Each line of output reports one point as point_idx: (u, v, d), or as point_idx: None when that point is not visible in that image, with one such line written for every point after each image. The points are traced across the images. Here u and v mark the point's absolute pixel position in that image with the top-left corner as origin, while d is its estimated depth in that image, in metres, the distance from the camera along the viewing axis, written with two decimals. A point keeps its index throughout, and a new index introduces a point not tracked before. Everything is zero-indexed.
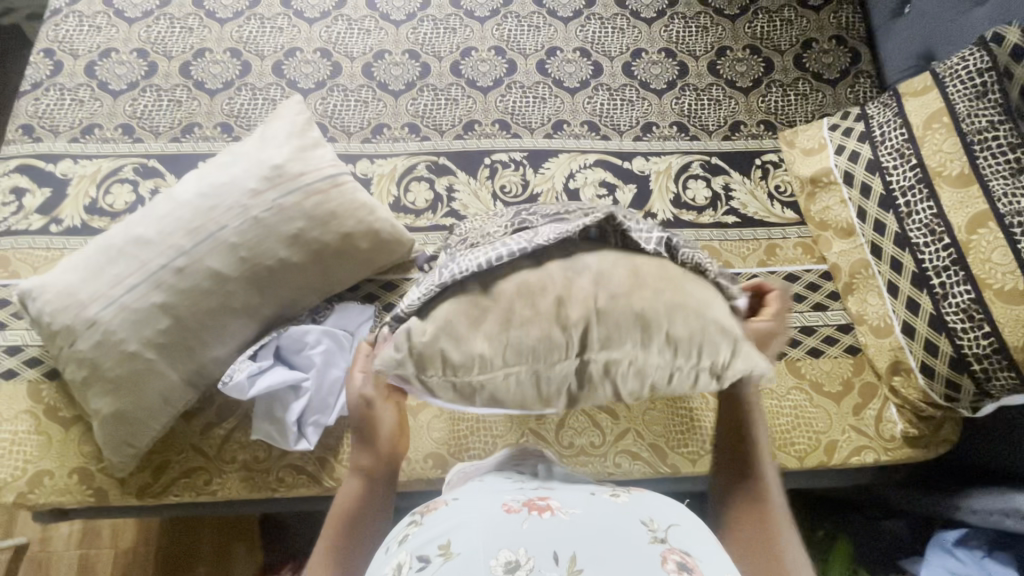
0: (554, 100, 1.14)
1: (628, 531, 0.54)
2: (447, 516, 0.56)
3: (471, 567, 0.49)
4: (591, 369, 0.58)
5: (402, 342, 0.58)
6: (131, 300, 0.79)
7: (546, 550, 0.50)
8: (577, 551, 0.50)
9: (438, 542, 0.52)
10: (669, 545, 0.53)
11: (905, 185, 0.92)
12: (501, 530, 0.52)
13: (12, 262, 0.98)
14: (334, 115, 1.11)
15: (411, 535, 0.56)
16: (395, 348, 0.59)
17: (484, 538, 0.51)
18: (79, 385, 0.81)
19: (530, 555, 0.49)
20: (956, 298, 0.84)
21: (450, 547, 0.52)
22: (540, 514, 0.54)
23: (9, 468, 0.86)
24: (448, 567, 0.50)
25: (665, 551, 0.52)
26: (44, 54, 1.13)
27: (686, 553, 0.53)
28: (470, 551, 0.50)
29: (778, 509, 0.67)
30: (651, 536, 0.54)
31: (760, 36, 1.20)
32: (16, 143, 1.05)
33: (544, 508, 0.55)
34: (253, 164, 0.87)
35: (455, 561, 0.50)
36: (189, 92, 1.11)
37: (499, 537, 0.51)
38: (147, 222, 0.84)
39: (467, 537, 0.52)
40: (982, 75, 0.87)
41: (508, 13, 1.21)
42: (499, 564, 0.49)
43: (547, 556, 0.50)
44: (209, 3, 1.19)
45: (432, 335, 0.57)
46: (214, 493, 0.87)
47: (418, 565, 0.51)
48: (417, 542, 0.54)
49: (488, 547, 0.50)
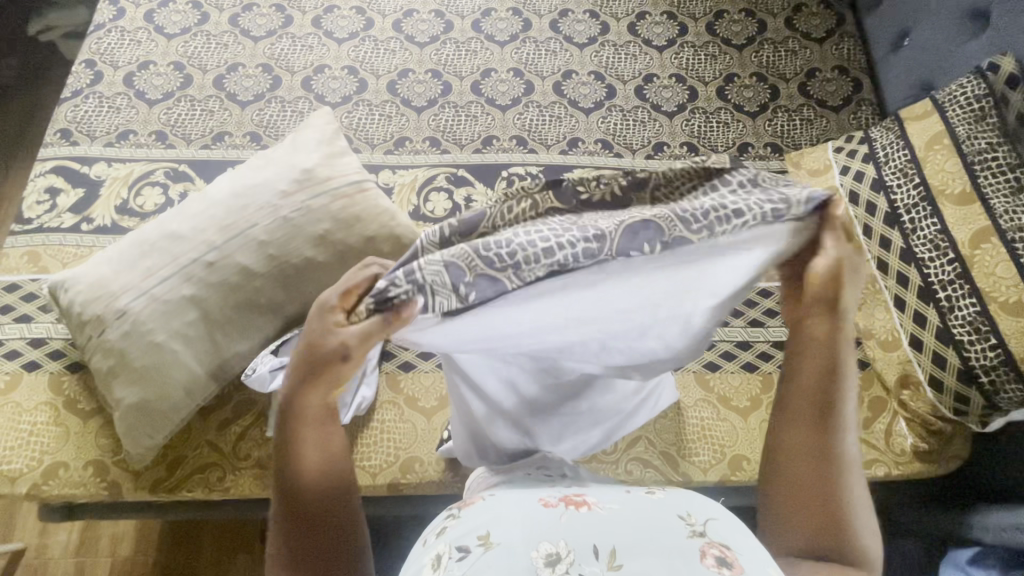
0: (569, 119, 1.19)
1: (665, 526, 0.54)
2: (487, 509, 0.56)
3: (513, 557, 0.50)
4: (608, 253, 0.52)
5: (434, 266, 0.52)
6: (162, 292, 0.82)
7: (587, 543, 0.51)
8: (618, 546, 0.51)
9: (478, 533, 0.53)
10: (708, 539, 0.53)
11: (909, 203, 0.96)
12: (542, 522, 0.53)
13: (43, 258, 1.01)
14: (359, 128, 1.16)
15: (449, 527, 0.55)
16: (426, 271, 0.53)
17: (526, 529, 0.53)
18: (104, 375, 0.83)
19: (570, 547, 0.51)
20: (962, 311, 0.87)
21: (490, 537, 0.52)
22: (576, 509, 0.55)
23: (27, 458, 0.86)
24: (490, 557, 0.50)
25: (703, 547, 0.52)
26: (85, 65, 1.19)
27: (725, 547, 0.52)
28: (511, 539, 0.52)
29: (854, 482, 0.61)
30: (689, 531, 0.53)
31: (767, 64, 1.26)
32: (54, 146, 1.10)
33: (581, 503, 0.56)
34: (286, 167, 0.91)
35: (494, 551, 0.51)
36: (222, 102, 1.16)
37: (539, 530, 0.52)
38: (180, 219, 0.88)
39: (508, 529, 0.53)
40: (980, 100, 0.93)
41: (527, 38, 1.27)
42: (540, 556, 0.50)
43: (587, 550, 0.51)
44: (244, 23, 1.26)
45: (461, 260, 0.52)
46: (227, 490, 0.87)
47: (459, 555, 0.51)
48: (456, 533, 0.54)
49: (530, 539, 0.51)
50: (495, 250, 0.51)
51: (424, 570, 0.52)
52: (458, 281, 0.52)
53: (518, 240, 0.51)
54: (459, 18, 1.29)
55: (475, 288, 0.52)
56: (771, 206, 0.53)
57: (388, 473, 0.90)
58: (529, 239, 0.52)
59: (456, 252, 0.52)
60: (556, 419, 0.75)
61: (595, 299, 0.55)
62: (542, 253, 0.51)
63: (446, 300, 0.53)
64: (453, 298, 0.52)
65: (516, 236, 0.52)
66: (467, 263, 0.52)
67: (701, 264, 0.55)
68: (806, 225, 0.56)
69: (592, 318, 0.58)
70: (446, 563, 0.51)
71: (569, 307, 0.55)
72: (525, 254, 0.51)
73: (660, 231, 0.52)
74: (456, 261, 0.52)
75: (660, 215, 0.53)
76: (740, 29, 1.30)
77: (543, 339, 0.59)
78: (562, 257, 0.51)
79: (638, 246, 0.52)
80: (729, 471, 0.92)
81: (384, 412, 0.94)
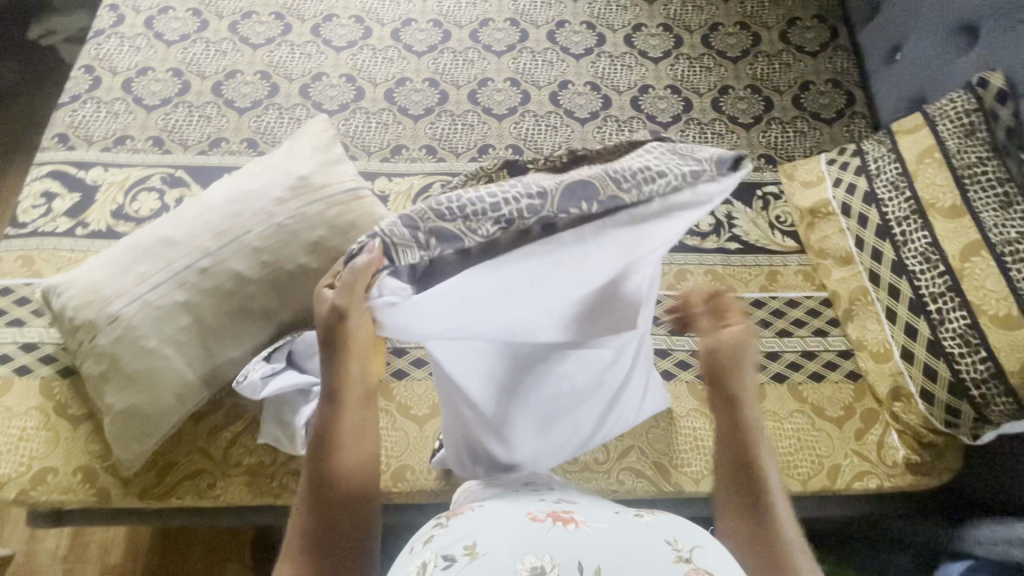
0: (565, 129, 1.20)
1: (651, 549, 0.53)
2: (475, 520, 0.57)
3: (497, 567, 0.50)
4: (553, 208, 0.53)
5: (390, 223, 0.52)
6: (155, 297, 0.82)
7: (571, 559, 0.51)
8: (602, 564, 0.50)
9: (464, 543, 0.53)
10: (694, 565, 0.52)
11: (901, 216, 0.97)
12: (529, 536, 0.53)
13: (37, 262, 1.01)
14: (356, 135, 1.17)
15: (437, 536, 0.56)
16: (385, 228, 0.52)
17: (512, 540, 0.53)
18: (95, 380, 0.83)
19: (555, 562, 0.50)
20: (952, 323, 0.88)
21: (476, 548, 0.52)
22: (564, 525, 0.55)
23: (15, 464, 0.86)
24: (474, 567, 0.50)
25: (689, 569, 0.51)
26: (84, 70, 1.20)
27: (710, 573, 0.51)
28: (496, 550, 0.52)
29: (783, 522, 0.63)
30: (676, 556, 0.53)
31: (761, 76, 1.27)
32: (51, 150, 1.11)
33: (569, 520, 0.56)
34: (281, 174, 0.91)
35: (479, 561, 0.51)
36: (219, 109, 1.17)
37: (526, 543, 0.52)
38: (175, 225, 0.88)
39: (495, 540, 0.53)
40: (970, 115, 0.94)
41: (524, 48, 1.28)
42: (525, 569, 0.50)
43: (571, 566, 0.50)
44: (243, 30, 1.27)
45: (417, 216, 0.52)
46: (216, 498, 0.87)
47: (445, 564, 0.51)
48: (443, 542, 0.54)
49: (515, 551, 0.51)
50: (447, 204, 0.52)
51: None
52: (415, 230, 0.52)
53: (460, 196, 0.53)
54: (457, 28, 1.30)
55: (436, 235, 0.52)
56: (688, 168, 0.56)
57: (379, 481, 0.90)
58: (474, 194, 0.53)
59: (414, 208, 0.53)
60: (535, 421, 0.75)
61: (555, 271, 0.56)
62: (488, 208, 0.52)
63: (412, 250, 0.52)
64: (416, 247, 0.52)
65: (460, 192, 0.53)
66: (425, 217, 0.52)
67: (636, 227, 0.55)
68: (717, 184, 0.57)
69: (558, 293, 0.58)
70: (431, 570, 0.51)
71: (530, 278, 0.55)
72: (470, 201, 0.52)
73: (592, 189, 0.53)
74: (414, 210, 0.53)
75: (589, 175, 0.55)
76: (735, 42, 1.31)
77: (514, 321, 0.59)
78: (508, 211, 0.52)
79: (577, 203, 0.53)
80: None
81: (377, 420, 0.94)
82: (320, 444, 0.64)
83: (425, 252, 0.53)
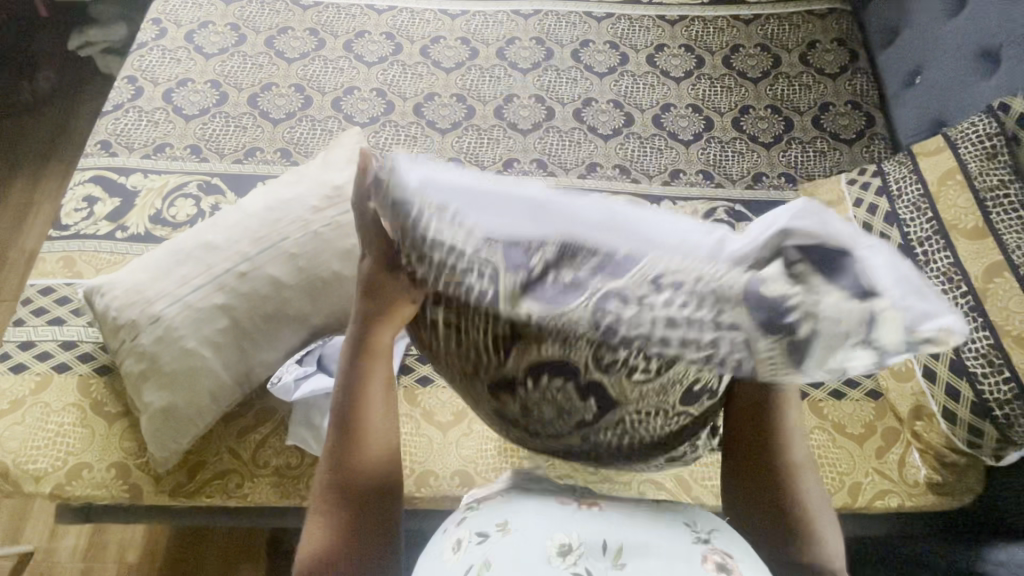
0: (589, 144, 1.23)
1: (672, 534, 0.51)
2: (505, 499, 0.54)
3: (527, 543, 0.48)
4: (584, 281, 0.38)
5: (870, 350, 0.36)
6: (195, 300, 0.85)
7: (596, 538, 0.49)
8: (625, 543, 0.48)
9: (497, 520, 0.52)
10: (711, 545, 0.50)
11: (922, 236, 0.98)
12: (556, 515, 0.51)
13: (78, 263, 1.04)
14: (385, 147, 1.20)
15: (469, 515, 0.54)
16: (880, 337, 0.35)
17: (542, 517, 0.50)
18: (134, 378, 0.85)
19: (581, 539, 0.48)
20: (974, 343, 0.88)
21: (508, 524, 0.51)
22: (590, 508, 0.52)
23: (51, 459, 0.88)
24: (506, 542, 0.49)
25: (705, 552, 0.49)
26: (127, 81, 1.25)
27: (729, 555, 0.50)
28: (530, 529, 0.50)
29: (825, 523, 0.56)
30: (693, 537, 0.51)
31: (781, 97, 1.30)
32: (94, 157, 1.15)
33: (595, 502, 0.53)
34: (317, 184, 0.94)
35: (511, 536, 0.49)
36: (255, 119, 1.21)
37: (552, 520, 0.50)
38: (216, 230, 0.91)
39: (525, 516, 0.51)
40: (992, 138, 0.96)
41: (549, 66, 1.32)
42: (552, 545, 0.48)
43: (597, 545, 0.48)
44: (279, 45, 1.32)
45: (831, 344, 0.36)
46: (244, 497, 0.89)
47: (478, 539, 0.50)
48: (477, 519, 0.53)
49: (543, 528, 0.50)
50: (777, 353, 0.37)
51: (444, 553, 0.51)
52: (844, 331, 0.35)
53: (742, 370, 0.39)
54: (484, 46, 1.34)
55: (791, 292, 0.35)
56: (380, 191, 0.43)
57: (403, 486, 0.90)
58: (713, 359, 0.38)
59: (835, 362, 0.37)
60: None
61: (617, 251, 0.38)
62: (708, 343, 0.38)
63: (837, 302, 0.34)
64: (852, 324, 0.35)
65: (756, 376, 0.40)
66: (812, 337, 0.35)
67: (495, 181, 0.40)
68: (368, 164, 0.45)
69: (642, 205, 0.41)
70: (466, 546, 0.50)
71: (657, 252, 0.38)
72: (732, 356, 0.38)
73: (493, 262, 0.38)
74: (802, 367, 0.38)
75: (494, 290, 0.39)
76: (755, 63, 1.34)
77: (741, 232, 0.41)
78: (679, 341, 0.37)
79: (536, 267, 0.38)
80: None
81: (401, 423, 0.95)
82: (342, 418, 0.55)
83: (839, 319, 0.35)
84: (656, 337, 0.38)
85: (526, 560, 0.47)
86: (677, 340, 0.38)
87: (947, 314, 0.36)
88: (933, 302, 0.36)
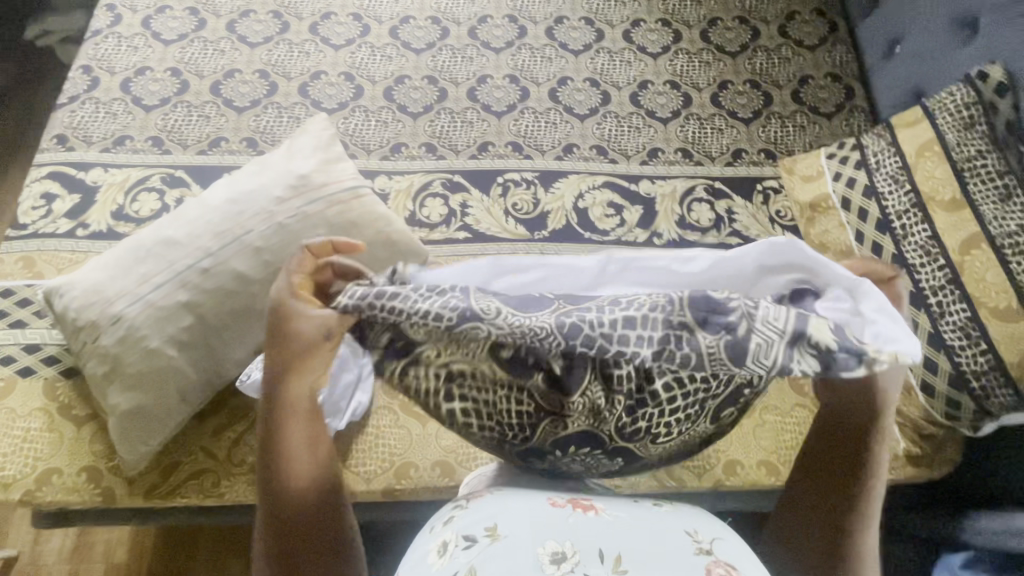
0: (565, 125, 1.20)
1: (669, 541, 0.50)
2: (494, 501, 0.53)
3: (519, 550, 0.47)
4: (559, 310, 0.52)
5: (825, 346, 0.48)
6: (157, 298, 0.83)
7: (592, 546, 0.48)
8: (623, 552, 0.48)
9: (486, 524, 0.50)
10: (714, 557, 0.49)
11: (901, 210, 0.98)
12: (548, 521, 0.50)
13: (38, 263, 1.01)
14: (356, 133, 1.16)
15: (456, 517, 0.52)
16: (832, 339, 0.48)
17: (533, 522, 0.49)
18: (98, 380, 0.83)
19: (575, 548, 0.47)
20: (952, 316, 0.88)
21: (497, 529, 0.49)
22: (585, 513, 0.51)
23: (19, 465, 0.86)
24: (495, 550, 0.47)
25: (708, 564, 0.48)
26: (81, 71, 1.20)
27: (732, 568, 0.48)
28: (521, 535, 0.48)
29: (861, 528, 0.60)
30: (695, 548, 0.50)
31: (760, 71, 1.27)
32: (50, 152, 1.10)
33: (589, 506, 0.52)
34: (281, 173, 0.91)
35: (502, 543, 0.48)
36: (218, 108, 1.17)
37: (546, 525, 0.49)
38: (177, 225, 0.88)
39: (515, 520, 0.49)
40: (969, 108, 0.95)
41: (522, 45, 1.28)
42: (545, 553, 0.47)
43: (593, 554, 0.47)
44: (241, 29, 1.27)
45: (770, 344, 0.48)
46: (222, 497, 0.87)
47: (465, 543, 0.48)
48: (465, 522, 0.51)
49: (536, 534, 0.48)
50: (716, 346, 0.49)
51: (428, 556, 0.49)
52: (778, 343, 0.48)
53: (692, 361, 0.49)
54: (455, 25, 1.30)
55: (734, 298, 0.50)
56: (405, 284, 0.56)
57: (382, 479, 0.89)
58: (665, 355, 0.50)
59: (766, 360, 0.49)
60: None
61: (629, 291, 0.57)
62: (645, 335, 0.50)
63: (775, 311, 0.49)
64: (786, 330, 0.48)
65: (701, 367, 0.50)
66: (756, 337, 0.48)
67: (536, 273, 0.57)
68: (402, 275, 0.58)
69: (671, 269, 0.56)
70: (452, 551, 0.48)
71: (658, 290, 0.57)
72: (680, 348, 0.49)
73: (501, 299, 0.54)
74: (743, 356, 0.49)
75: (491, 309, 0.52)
76: (734, 36, 1.31)
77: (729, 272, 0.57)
78: (644, 333, 0.50)
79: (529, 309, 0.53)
80: (724, 476, 0.91)
81: (380, 417, 0.93)
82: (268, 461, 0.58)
83: (780, 333, 0.48)
84: (615, 334, 0.50)
85: (517, 568, 0.46)
86: (633, 336, 0.50)
87: (902, 340, 0.49)
88: (897, 327, 0.50)
